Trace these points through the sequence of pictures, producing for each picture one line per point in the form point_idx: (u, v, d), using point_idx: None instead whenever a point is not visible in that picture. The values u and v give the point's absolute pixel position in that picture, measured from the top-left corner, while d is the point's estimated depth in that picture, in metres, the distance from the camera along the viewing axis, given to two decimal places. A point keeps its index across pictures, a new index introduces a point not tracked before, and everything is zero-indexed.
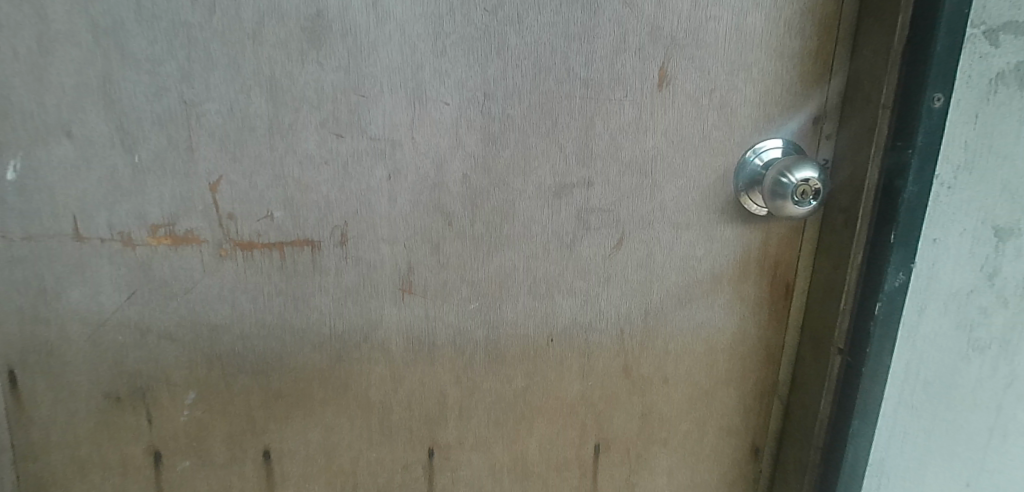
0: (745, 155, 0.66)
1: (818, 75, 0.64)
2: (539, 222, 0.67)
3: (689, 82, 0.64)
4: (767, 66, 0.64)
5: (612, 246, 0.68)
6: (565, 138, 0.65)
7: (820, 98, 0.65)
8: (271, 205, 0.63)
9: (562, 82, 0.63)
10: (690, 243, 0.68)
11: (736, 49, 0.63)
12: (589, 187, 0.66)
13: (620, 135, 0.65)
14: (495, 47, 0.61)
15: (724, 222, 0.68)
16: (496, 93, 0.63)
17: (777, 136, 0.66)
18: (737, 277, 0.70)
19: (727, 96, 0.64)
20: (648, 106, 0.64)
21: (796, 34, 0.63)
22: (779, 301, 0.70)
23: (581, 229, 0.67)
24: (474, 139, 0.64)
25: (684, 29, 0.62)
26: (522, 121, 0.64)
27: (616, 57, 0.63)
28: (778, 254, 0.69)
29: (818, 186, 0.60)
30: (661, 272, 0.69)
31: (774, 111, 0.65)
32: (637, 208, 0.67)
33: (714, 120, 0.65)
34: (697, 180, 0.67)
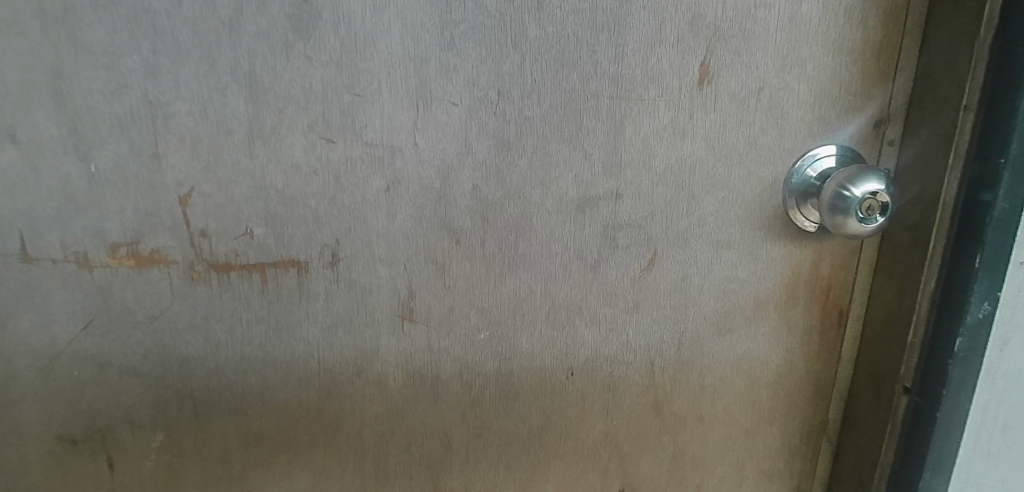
0: (795, 164, 0.58)
1: (881, 72, 0.56)
2: (560, 239, 0.58)
3: (733, 80, 0.56)
4: (824, 62, 0.56)
5: (642, 266, 0.60)
6: (591, 144, 0.56)
7: (883, 98, 0.57)
8: (251, 221, 0.54)
9: (588, 79, 0.55)
10: (731, 264, 0.60)
11: (789, 41, 0.55)
12: (617, 200, 0.58)
13: (654, 141, 0.57)
14: (511, 39, 0.53)
15: (770, 239, 0.60)
16: (512, 92, 0.54)
17: (832, 142, 0.58)
18: (783, 303, 0.61)
19: (776, 96, 0.56)
20: (687, 107, 0.56)
21: (857, 25, 0.55)
22: (831, 330, 0.62)
23: (606, 248, 0.59)
24: (486, 145, 0.55)
25: (730, 19, 0.54)
26: (541, 124, 0.55)
27: (651, 51, 0.55)
28: (830, 277, 0.61)
29: (885, 200, 0.52)
30: (697, 297, 0.61)
31: (830, 114, 0.57)
32: (672, 224, 0.59)
33: (761, 124, 0.57)
34: (741, 192, 0.58)
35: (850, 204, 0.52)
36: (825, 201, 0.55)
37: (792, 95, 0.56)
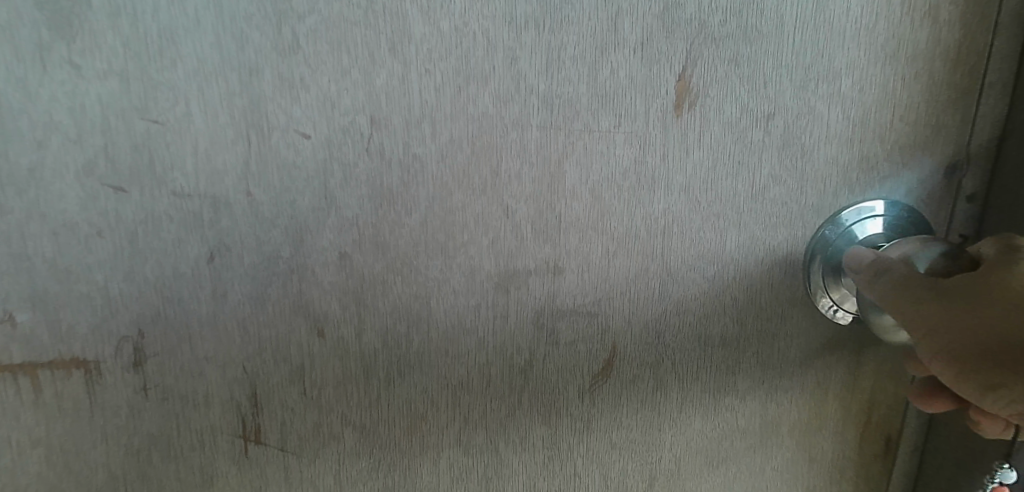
0: (823, 227, 0.40)
1: (956, 93, 0.38)
2: (472, 330, 0.41)
3: (729, 102, 0.37)
4: (869, 76, 0.38)
5: (597, 370, 0.42)
6: (515, 197, 0.39)
7: (958, 133, 0.39)
8: (7, 303, 0.37)
9: (508, 101, 0.37)
10: (727, 371, 0.43)
11: (811, 45, 0.37)
12: (555, 275, 0.40)
13: (607, 191, 0.39)
14: (388, 39, 0.35)
15: (784, 337, 0.42)
16: (392, 117, 0.36)
17: (877, 197, 0.40)
18: (804, 428, 0.44)
19: (793, 127, 0.38)
20: (657, 143, 0.38)
21: (920, 21, 0.37)
22: (872, 463, 0.45)
23: (542, 343, 0.42)
24: (357, 196, 0.37)
25: (723, 10, 0.36)
26: (439, 167, 0.38)
27: (603, 60, 0.36)
28: (870, 394, 0.44)
29: None
30: (678, 414, 0.44)
31: (876, 155, 0.39)
32: (639, 311, 0.41)
33: (771, 167, 0.39)
34: (740, 266, 0.41)
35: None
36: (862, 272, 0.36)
37: (817, 127, 0.38)
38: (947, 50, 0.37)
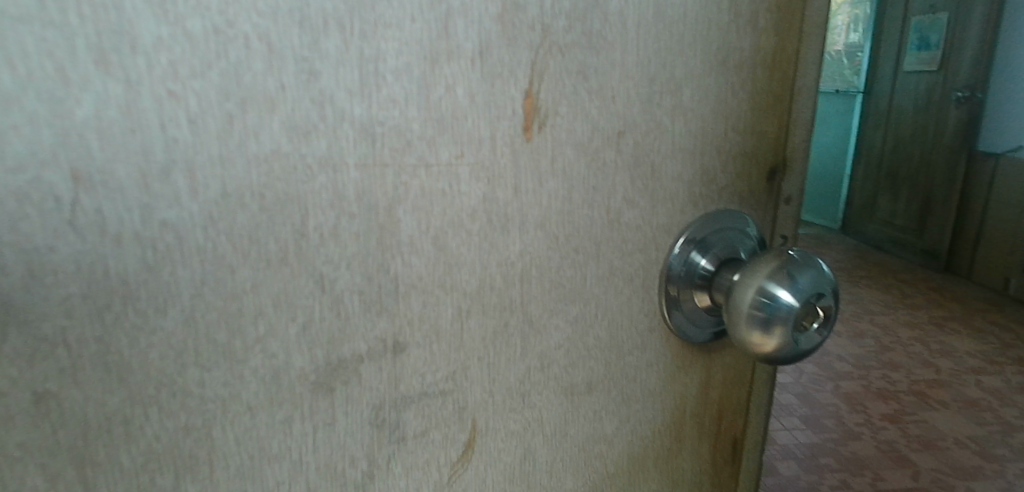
0: (678, 244, 0.37)
1: (773, 101, 0.38)
2: (282, 455, 0.28)
3: (577, 117, 0.32)
4: (706, 84, 0.35)
5: (455, 456, 0.34)
6: (331, 263, 0.27)
7: (776, 139, 0.39)
8: None
9: (308, 133, 0.25)
10: (596, 417, 0.38)
11: (653, 55, 0.33)
12: (396, 355, 0.30)
13: (452, 237, 0.30)
14: (91, 43, 0.21)
15: (645, 367, 0.39)
16: (116, 170, 0.22)
17: (719, 208, 0.38)
18: (666, 453, 0.42)
19: (645, 144, 0.34)
20: (506, 174, 0.30)
21: (745, 28, 0.36)
22: (724, 472, 0.45)
23: (384, 445, 0.31)
24: (59, 299, 0.22)
25: (567, 12, 0.30)
26: (208, 234, 0.24)
27: (433, 75, 0.28)
28: (723, 404, 0.43)
29: (772, 313, 0.32)
30: (548, 478, 0.37)
31: (714, 167, 0.37)
32: (498, 376, 0.34)
33: (625, 191, 0.34)
34: (601, 303, 0.36)
35: (786, 316, 0.32)
36: (746, 311, 0.33)
37: (664, 142, 0.35)
38: (765, 59, 0.37)
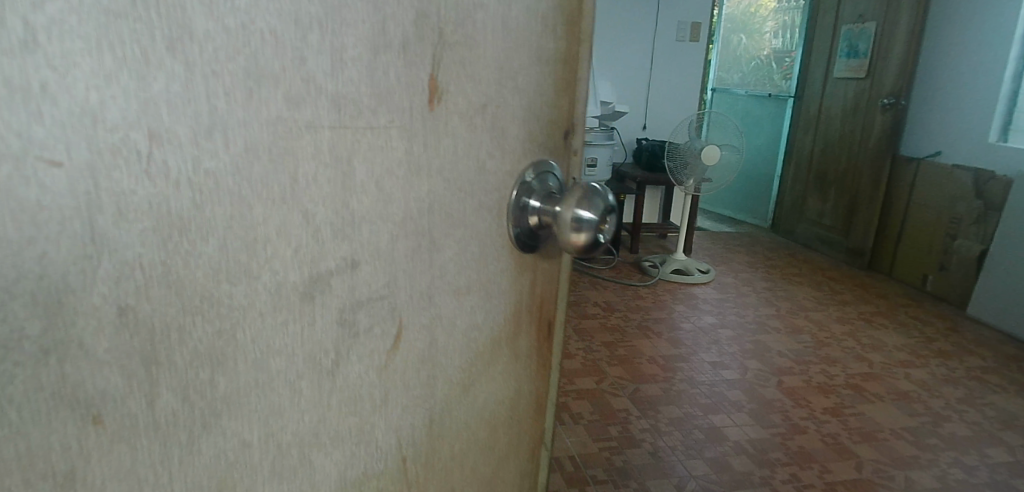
0: (515, 185, 0.52)
1: (567, 83, 0.55)
2: (280, 350, 0.38)
3: (463, 94, 0.45)
4: (531, 71, 0.51)
5: (387, 348, 0.45)
6: (313, 201, 0.38)
7: (568, 109, 0.57)
8: None
9: (300, 102, 0.35)
10: (470, 312, 0.52)
11: (503, 52, 0.47)
12: (353, 269, 0.41)
13: (388, 181, 0.42)
14: (164, 34, 0.30)
15: (499, 273, 0.54)
16: (176, 129, 0.31)
17: (540, 158, 0.54)
18: (510, 337, 0.58)
19: (497, 112, 0.49)
20: (421, 133, 0.43)
21: (550, 33, 0.52)
22: (544, 342, 0.64)
23: (346, 340, 0.42)
24: (137, 230, 0.31)
25: (453, 20, 0.43)
26: (235, 179, 0.34)
27: (375, 62, 0.39)
28: (543, 294, 0.61)
29: (586, 225, 0.49)
30: (441, 362, 0.50)
31: (537, 130, 0.53)
32: (415, 283, 0.46)
33: (488, 148, 0.49)
34: (472, 229, 0.50)
35: (592, 225, 0.49)
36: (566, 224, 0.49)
37: (508, 113, 0.50)
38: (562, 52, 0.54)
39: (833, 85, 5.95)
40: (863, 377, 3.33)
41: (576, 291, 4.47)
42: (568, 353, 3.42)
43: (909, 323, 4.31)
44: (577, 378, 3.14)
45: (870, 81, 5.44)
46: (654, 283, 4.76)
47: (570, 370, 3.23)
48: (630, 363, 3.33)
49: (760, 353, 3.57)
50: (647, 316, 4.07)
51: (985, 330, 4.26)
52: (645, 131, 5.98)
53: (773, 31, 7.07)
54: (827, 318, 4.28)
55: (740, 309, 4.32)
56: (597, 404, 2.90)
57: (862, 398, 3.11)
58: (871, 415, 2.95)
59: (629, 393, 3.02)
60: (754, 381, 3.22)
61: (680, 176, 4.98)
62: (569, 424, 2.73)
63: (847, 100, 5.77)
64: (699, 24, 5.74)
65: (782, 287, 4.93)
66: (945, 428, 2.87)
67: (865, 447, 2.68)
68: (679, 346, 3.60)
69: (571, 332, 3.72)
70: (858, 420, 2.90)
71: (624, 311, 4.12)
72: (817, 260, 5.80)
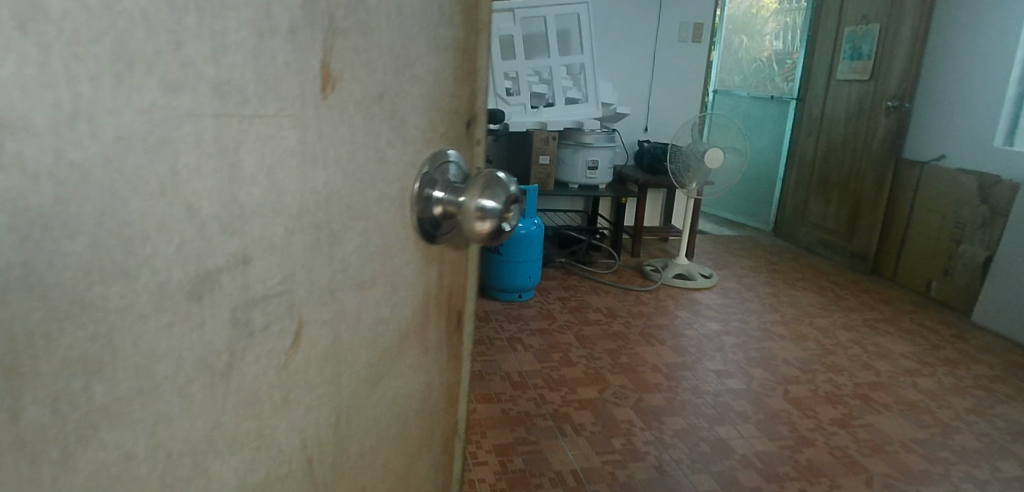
0: (420, 174, 0.53)
1: (468, 72, 0.56)
2: (167, 353, 0.36)
3: (357, 81, 0.44)
4: (431, 59, 0.51)
5: (287, 346, 0.44)
6: (197, 195, 0.35)
7: (470, 99, 0.58)
8: None
9: (178, 89, 0.33)
10: (378, 304, 0.52)
11: (398, 39, 0.47)
12: (244, 266, 0.39)
13: (281, 172, 0.40)
14: (13, 10, 0.27)
15: (405, 265, 0.55)
16: (34, 117, 0.28)
17: (446, 148, 0.56)
18: (419, 329, 0.59)
19: (397, 100, 0.49)
20: (313, 121, 0.42)
21: (448, 22, 0.52)
22: (454, 332, 0.66)
23: (240, 338, 0.40)
24: None
25: (345, 6, 0.42)
26: (105, 171, 0.31)
27: (260, 48, 0.37)
28: (453, 286, 0.63)
29: (494, 214, 0.52)
30: (346, 356, 0.50)
31: (439, 120, 0.54)
32: (314, 278, 0.45)
33: (388, 136, 0.48)
34: (376, 221, 0.50)
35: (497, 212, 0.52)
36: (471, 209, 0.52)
37: (408, 101, 0.50)
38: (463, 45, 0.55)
39: (836, 86, 5.91)
40: (871, 386, 3.38)
41: (578, 296, 4.43)
42: (568, 361, 3.38)
43: (914, 330, 4.29)
44: (578, 387, 3.10)
45: (874, 83, 5.41)
46: (656, 288, 4.72)
47: (571, 378, 3.18)
48: (633, 372, 3.29)
49: (766, 361, 3.56)
50: (649, 322, 4.03)
51: (991, 336, 4.24)
52: (646, 132, 5.92)
53: (773, 32, 7.02)
54: (833, 325, 4.28)
55: (744, 316, 4.29)
56: (600, 415, 2.85)
57: (870, 408, 3.15)
58: (881, 428, 2.96)
59: (632, 403, 2.98)
60: (760, 391, 3.20)
61: (683, 180, 4.98)
62: (572, 435, 2.69)
63: (850, 102, 5.74)
64: (699, 24, 5.70)
65: (785, 293, 4.89)
66: (957, 440, 2.92)
67: (875, 461, 2.67)
68: (682, 354, 3.56)
69: (571, 339, 3.67)
70: (867, 432, 2.90)
71: (625, 317, 4.09)
72: (820, 265, 5.75)
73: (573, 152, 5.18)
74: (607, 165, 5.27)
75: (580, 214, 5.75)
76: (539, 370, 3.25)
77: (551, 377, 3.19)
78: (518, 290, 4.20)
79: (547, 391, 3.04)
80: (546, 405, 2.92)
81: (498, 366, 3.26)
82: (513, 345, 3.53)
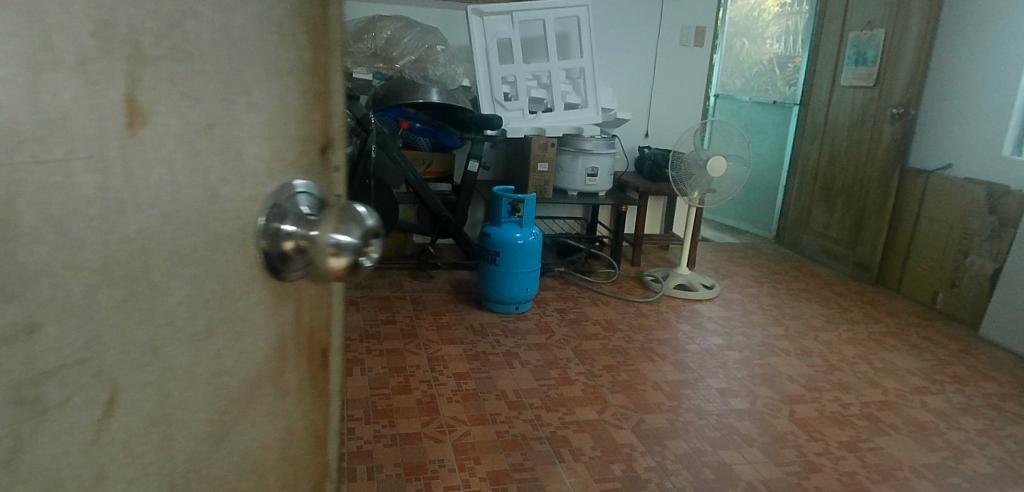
0: (263, 211, 0.47)
1: (319, 92, 0.52)
2: None
3: (174, 113, 0.39)
4: (269, 80, 0.46)
5: (98, 414, 0.37)
6: None
7: (324, 122, 0.53)
8: None
9: None
10: (218, 355, 0.46)
11: (224, 60, 0.42)
12: (31, 335, 0.32)
13: (76, 223, 0.34)
14: None
15: (252, 306, 0.48)
16: None
17: (294, 178, 0.50)
18: (276, 371, 0.53)
19: (228, 130, 0.43)
20: (117, 162, 0.36)
21: (290, 42, 0.48)
22: (321, 373, 0.61)
23: (32, 415, 0.33)
24: None
25: (155, 33, 0.37)
26: None
27: (38, 84, 0.32)
28: (314, 321, 0.57)
29: (351, 249, 0.46)
30: (175, 414, 0.43)
31: (285, 147, 0.49)
32: (130, 338, 0.38)
33: (219, 170, 0.43)
34: (208, 265, 0.43)
35: (353, 247, 0.46)
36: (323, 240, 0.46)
37: (243, 131, 0.45)
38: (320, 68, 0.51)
39: (839, 92, 5.80)
40: (878, 406, 3.33)
41: (577, 307, 4.34)
42: (567, 378, 3.29)
43: (921, 345, 4.21)
44: (577, 408, 3.01)
45: (879, 89, 5.29)
46: (657, 299, 4.63)
47: (569, 398, 3.10)
48: (634, 390, 3.23)
49: (770, 378, 3.54)
50: (650, 337, 3.95)
51: (998, 351, 4.16)
52: (646, 138, 5.83)
53: (776, 35, 6.92)
54: (838, 340, 4.20)
55: (747, 330, 4.23)
56: (599, 438, 2.77)
57: (878, 430, 3.10)
58: (890, 451, 2.92)
59: (633, 425, 2.91)
60: (765, 411, 3.17)
61: (685, 188, 4.84)
62: (570, 461, 2.59)
63: (854, 109, 5.59)
64: (703, 28, 5.61)
65: (788, 304, 4.80)
66: (968, 465, 2.86)
67: (885, 488, 2.63)
68: (685, 371, 3.51)
69: (570, 355, 3.59)
70: (876, 456, 2.86)
71: (625, 331, 4.01)
72: (822, 274, 5.66)
73: (572, 159, 4.98)
74: (607, 172, 5.10)
75: (580, 222, 5.66)
76: (537, 389, 3.16)
77: (549, 395, 3.10)
78: (515, 302, 4.10)
79: (544, 412, 2.95)
80: (543, 427, 2.82)
81: (493, 384, 3.17)
82: (509, 361, 3.44)
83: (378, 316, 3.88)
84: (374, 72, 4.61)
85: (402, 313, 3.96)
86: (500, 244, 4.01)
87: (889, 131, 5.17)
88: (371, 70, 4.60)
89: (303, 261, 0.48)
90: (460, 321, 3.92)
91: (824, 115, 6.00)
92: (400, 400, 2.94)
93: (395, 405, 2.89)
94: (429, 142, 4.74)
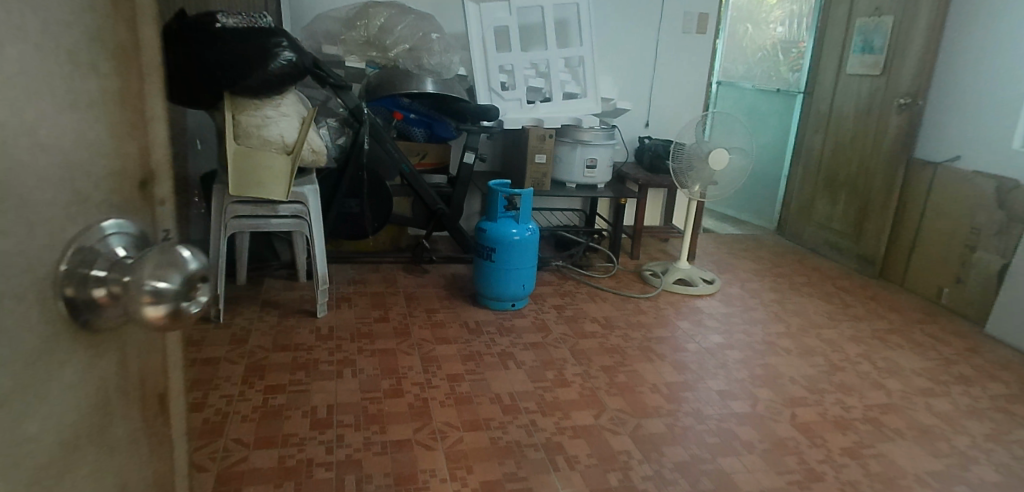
0: (71, 249, 0.59)
1: (121, 128, 0.65)
2: None
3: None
4: (71, 125, 0.57)
5: None
6: None
7: (128, 161, 0.68)
8: None
9: None
10: (31, 382, 0.55)
11: (18, 93, 0.51)
12: None
13: None
14: None
15: (72, 350, 0.61)
16: None
17: (105, 220, 0.63)
18: (113, 412, 0.68)
19: (27, 162, 0.52)
20: None
21: (90, 76, 0.60)
22: (157, 414, 0.79)
23: None
24: None
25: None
26: None
27: None
28: (143, 374, 0.75)
29: (181, 298, 0.58)
30: (14, 438, 0.52)
31: (87, 193, 0.60)
32: None
33: (14, 198, 0.51)
34: (8, 297, 0.52)
35: (169, 293, 0.57)
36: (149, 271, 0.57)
37: (36, 163, 0.53)
38: (124, 119, 0.66)
39: (845, 81, 5.65)
40: (882, 409, 3.26)
41: (574, 304, 4.26)
42: (562, 380, 3.22)
43: (924, 343, 4.13)
44: (572, 412, 2.93)
45: (886, 78, 5.16)
46: (656, 294, 4.54)
47: (565, 401, 3.02)
48: (631, 393, 3.16)
49: (771, 379, 3.47)
50: (648, 335, 3.87)
51: (1004, 349, 4.08)
52: (647, 128, 5.70)
53: (780, 19, 6.74)
54: (840, 338, 4.12)
55: (748, 327, 4.15)
56: (595, 445, 2.69)
57: (881, 435, 3.02)
58: (893, 458, 2.85)
59: (630, 430, 2.84)
60: (766, 416, 3.09)
61: (685, 181, 4.73)
62: (565, 470, 2.52)
63: (860, 99, 5.47)
64: (705, 14, 5.45)
65: (790, 300, 4.72)
66: (974, 473, 2.80)
67: None
68: (684, 372, 3.44)
69: (566, 355, 3.51)
70: (879, 463, 2.80)
71: (623, 329, 3.92)
72: (824, 268, 5.57)
73: (570, 150, 4.87)
74: (607, 163, 4.98)
75: (578, 214, 5.55)
76: (532, 391, 3.08)
77: (544, 399, 3.02)
78: (511, 299, 4.02)
79: (540, 416, 2.87)
80: (538, 433, 2.74)
81: (487, 387, 3.09)
82: (504, 361, 3.36)
83: (370, 314, 3.79)
84: (367, 61, 4.44)
85: (395, 310, 3.87)
86: (495, 240, 3.90)
87: (896, 122, 5.03)
88: (364, 59, 4.43)
89: (111, 308, 0.60)
90: (454, 319, 3.84)
91: (828, 105, 5.86)
92: (391, 404, 2.86)
93: (385, 410, 2.81)
94: (424, 133, 4.62)
